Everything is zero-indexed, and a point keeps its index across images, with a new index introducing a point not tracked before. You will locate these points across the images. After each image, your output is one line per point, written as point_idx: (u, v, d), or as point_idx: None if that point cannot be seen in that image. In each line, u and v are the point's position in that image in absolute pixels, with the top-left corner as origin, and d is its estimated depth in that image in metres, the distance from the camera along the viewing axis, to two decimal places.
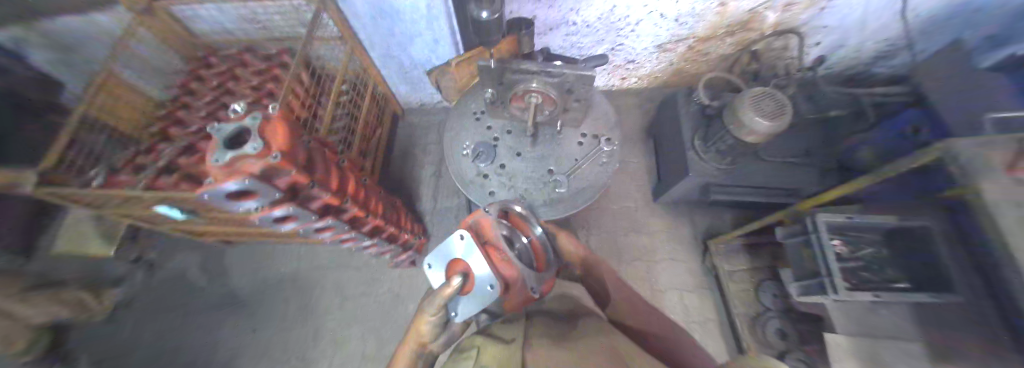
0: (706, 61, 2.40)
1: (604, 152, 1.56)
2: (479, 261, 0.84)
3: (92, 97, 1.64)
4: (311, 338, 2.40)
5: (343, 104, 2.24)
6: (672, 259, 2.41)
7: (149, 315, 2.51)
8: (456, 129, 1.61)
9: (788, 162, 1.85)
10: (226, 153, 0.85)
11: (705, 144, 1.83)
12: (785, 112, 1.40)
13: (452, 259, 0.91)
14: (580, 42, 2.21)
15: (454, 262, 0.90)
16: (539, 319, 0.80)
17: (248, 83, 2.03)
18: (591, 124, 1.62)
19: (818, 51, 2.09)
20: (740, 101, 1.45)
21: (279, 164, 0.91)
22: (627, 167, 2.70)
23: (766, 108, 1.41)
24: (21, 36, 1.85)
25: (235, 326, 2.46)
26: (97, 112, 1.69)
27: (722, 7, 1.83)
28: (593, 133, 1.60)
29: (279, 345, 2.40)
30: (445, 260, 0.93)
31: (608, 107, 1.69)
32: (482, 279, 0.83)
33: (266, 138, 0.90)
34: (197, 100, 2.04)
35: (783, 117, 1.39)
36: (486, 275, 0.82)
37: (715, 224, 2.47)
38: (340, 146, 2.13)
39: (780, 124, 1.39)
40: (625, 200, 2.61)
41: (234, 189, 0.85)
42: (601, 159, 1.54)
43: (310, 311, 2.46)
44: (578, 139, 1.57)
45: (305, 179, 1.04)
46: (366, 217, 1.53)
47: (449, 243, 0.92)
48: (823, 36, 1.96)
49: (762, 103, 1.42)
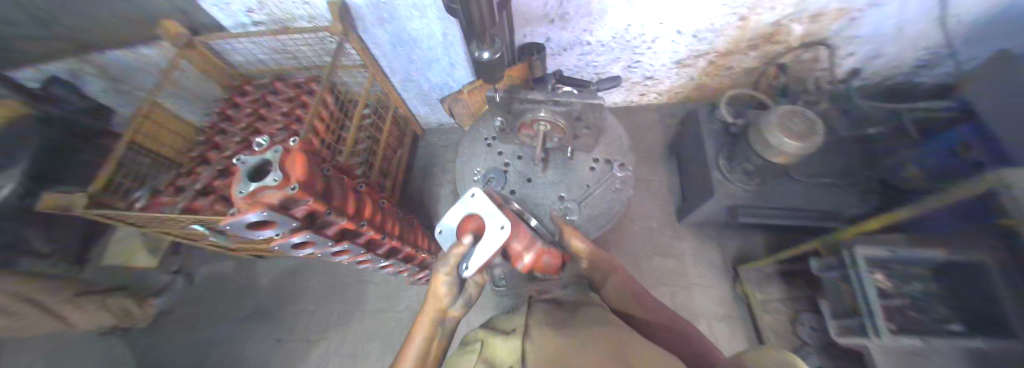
0: (728, 75, 2.30)
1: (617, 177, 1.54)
2: (492, 215, 1.13)
3: (141, 126, 1.80)
4: (331, 352, 2.42)
5: (364, 127, 2.34)
6: (699, 284, 2.26)
7: (181, 326, 2.60)
8: (468, 154, 1.62)
9: (823, 184, 1.71)
10: (249, 184, 0.90)
11: (730, 163, 1.73)
12: (816, 132, 1.29)
13: (466, 218, 1.18)
14: (595, 60, 2.20)
15: (466, 222, 1.17)
16: (536, 331, 0.80)
17: (278, 110, 2.18)
18: (603, 148, 1.60)
19: (853, 62, 1.94)
20: (766, 120, 1.36)
21: (296, 195, 0.93)
22: (647, 186, 2.61)
23: (794, 127, 1.31)
24: (80, 70, 2.04)
25: (260, 338, 2.53)
26: (144, 140, 1.84)
27: (742, 21, 1.75)
28: (605, 158, 1.57)
29: (300, 358, 2.44)
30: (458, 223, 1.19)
31: (621, 130, 1.66)
32: (494, 226, 1.09)
33: (286, 170, 0.94)
34: (233, 127, 2.21)
35: (814, 137, 1.28)
36: (498, 221, 1.08)
37: (745, 247, 2.30)
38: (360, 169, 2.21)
39: (812, 145, 1.28)
40: (646, 220, 2.50)
41: (254, 220, 0.89)
42: (613, 186, 1.52)
43: (331, 327, 2.50)
44: (590, 164, 1.54)
45: (323, 207, 1.07)
46: (383, 239, 1.53)
47: (462, 209, 1.19)
48: (856, 47, 1.83)
49: (790, 122, 1.32)
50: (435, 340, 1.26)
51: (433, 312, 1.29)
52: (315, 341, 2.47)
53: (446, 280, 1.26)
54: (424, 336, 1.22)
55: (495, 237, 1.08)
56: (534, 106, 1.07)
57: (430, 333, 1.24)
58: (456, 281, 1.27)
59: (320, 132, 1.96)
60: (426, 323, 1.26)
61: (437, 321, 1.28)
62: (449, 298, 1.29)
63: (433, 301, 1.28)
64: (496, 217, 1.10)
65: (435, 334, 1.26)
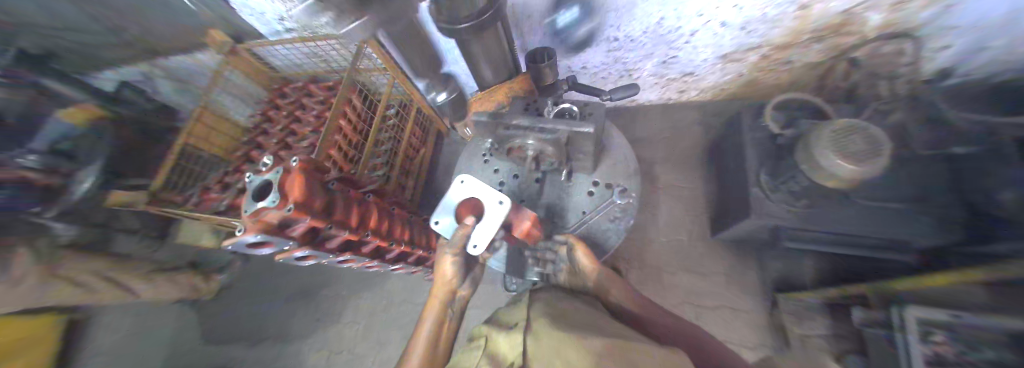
0: (788, 71, 1.90)
1: (616, 204, 1.47)
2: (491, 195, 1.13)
3: (190, 129, 2.05)
4: (356, 335, 2.49)
5: (388, 128, 2.42)
6: (728, 309, 2.03)
7: (230, 296, 2.81)
8: (466, 170, 1.62)
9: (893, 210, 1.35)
10: (254, 203, 0.96)
11: (773, 180, 1.49)
12: (881, 154, 1.01)
13: (463, 201, 1.14)
14: (624, 57, 1.99)
15: (465, 205, 1.14)
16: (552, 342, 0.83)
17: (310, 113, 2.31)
18: (605, 171, 1.53)
19: (942, 57, 1.41)
20: (818, 136, 1.11)
21: (292, 215, 0.97)
22: (677, 194, 2.40)
23: (851, 147, 1.04)
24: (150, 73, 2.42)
25: (296, 314, 2.66)
26: (195, 141, 2.10)
27: (803, 10, 1.40)
28: (605, 182, 1.51)
29: (329, 338, 2.53)
30: (454, 207, 1.16)
31: (626, 153, 1.58)
32: (492, 202, 1.10)
33: (285, 190, 0.98)
34: (274, 127, 2.40)
35: (874, 161, 1.01)
36: (496, 197, 1.11)
37: (792, 273, 1.98)
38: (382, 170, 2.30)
39: (872, 169, 1.02)
40: (675, 232, 2.29)
41: (254, 239, 0.96)
42: (611, 214, 1.47)
43: (357, 311, 2.56)
44: (589, 188, 1.49)
45: (322, 223, 1.11)
46: (391, 247, 1.57)
47: (454, 195, 1.16)
48: (948, 38, 1.32)
49: (847, 140, 1.06)
50: (445, 319, 1.24)
51: (441, 293, 1.27)
52: (344, 324, 2.56)
53: (452, 261, 1.23)
54: (435, 318, 1.21)
55: (497, 212, 1.09)
56: (517, 131, 0.99)
57: (442, 313, 1.23)
58: (461, 262, 1.25)
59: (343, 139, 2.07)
60: (435, 306, 1.25)
61: (446, 302, 1.26)
62: (455, 278, 1.27)
63: (442, 280, 1.26)
64: (491, 193, 1.11)
65: (446, 315, 1.25)
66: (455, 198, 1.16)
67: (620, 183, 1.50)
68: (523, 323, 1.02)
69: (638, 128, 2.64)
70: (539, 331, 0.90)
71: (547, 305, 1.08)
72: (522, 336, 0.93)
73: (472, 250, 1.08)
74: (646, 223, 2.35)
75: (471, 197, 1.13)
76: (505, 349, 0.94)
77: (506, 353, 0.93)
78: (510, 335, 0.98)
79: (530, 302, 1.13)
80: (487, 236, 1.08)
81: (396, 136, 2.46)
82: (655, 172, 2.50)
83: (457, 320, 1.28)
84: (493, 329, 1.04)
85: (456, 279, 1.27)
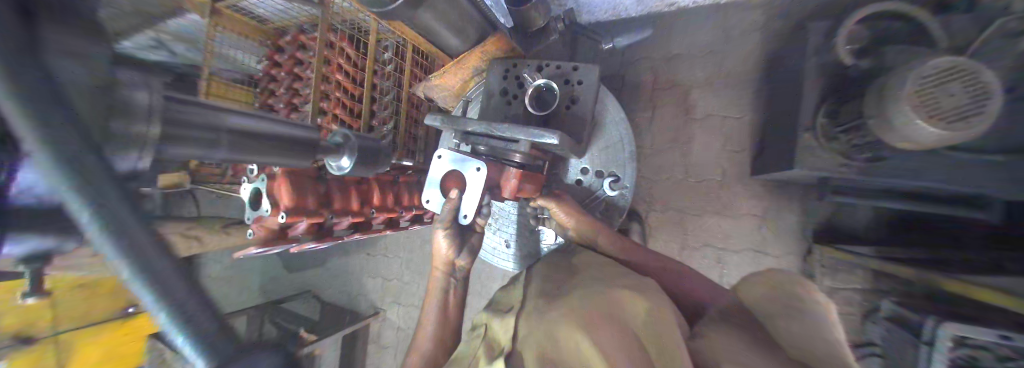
0: None
1: (606, 198, 1.10)
2: (464, 158, 0.78)
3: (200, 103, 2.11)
4: (401, 266, 2.75)
5: (387, 75, 2.09)
6: None
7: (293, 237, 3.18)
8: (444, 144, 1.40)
9: (980, 163, 1.05)
10: (255, 210, 1.14)
11: (835, 125, 1.17)
12: (980, 110, 0.78)
13: (441, 178, 0.81)
14: None
15: (444, 182, 0.81)
16: (531, 302, 0.81)
17: (304, 70, 2.15)
18: (595, 153, 1.09)
19: None
20: (896, 87, 0.85)
21: (286, 220, 1.12)
22: (722, 128, 1.82)
23: (939, 103, 0.80)
24: None
25: (349, 249, 2.98)
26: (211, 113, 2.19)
27: None
28: (596, 167, 1.09)
29: (379, 268, 2.84)
30: (435, 186, 0.81)
31: (626, 121, 1.08)
32: (468, 170, 0.78)
33: (275, 197, 1.12)
34: (278, 88, 2.31)
35: (965, 121, 0.79)
36: (472, 161, 0.77)
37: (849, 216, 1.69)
38: (391, 122, 2.08)
39: (955, 133, 0.80)
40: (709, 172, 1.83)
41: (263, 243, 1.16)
42: (598, 209, 1.10)
43: (399, 246, 2.75)
44: (576, 176, 1.10)
45: (321, 218, 1.24)
46: (401, 215, 1.62)
47: (428, 177, 0.82)
48: None
49: (937, 92, 0.80)
50: (452, 288, 1.00)
51: (439, 269, 1.00)
52: (392, 258, 2.78)
53: (444, 237, 0.93)
54: (442, 290, 0.99)
55: (475, 180, 0.77)
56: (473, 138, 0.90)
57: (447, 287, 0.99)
58: (455, 238, 0.95)
59: (344, 97, 2.00)
60: (436, 280, 1.00)
61: (448, 276, 1.00)
62: (451, 251, 0.95)
63: (438, 255, 0.97)
64: (465, 158, 0.78)
65: (450, 283, 1.00)
66: (431, 176, 0.81)
67: (613, 171, 1.09)
68: (516, 305, 0.84)
69: (680, 41, 1.90)
70: (530, 307, 0.79)
71: (537, 273, 0.94)
72: (512, 318, 0.79)
73: (462, 220, 0.81)
74: (680, 163, 1.88)
75: (451, 169, 0.80)
76: (500, 332, 0.79)
77: (499, 336, 0.78)
78: (505, 318, 0.82)
79: (525, 277, 0.96)
80: (475, 203, 0.78)
81: (397, 81, 2.10)
82: (692, 99, 1.87)
83: (464, 288, 1.03)
84: (490, 316, 0.86)
85: (453, 253, 0.96)
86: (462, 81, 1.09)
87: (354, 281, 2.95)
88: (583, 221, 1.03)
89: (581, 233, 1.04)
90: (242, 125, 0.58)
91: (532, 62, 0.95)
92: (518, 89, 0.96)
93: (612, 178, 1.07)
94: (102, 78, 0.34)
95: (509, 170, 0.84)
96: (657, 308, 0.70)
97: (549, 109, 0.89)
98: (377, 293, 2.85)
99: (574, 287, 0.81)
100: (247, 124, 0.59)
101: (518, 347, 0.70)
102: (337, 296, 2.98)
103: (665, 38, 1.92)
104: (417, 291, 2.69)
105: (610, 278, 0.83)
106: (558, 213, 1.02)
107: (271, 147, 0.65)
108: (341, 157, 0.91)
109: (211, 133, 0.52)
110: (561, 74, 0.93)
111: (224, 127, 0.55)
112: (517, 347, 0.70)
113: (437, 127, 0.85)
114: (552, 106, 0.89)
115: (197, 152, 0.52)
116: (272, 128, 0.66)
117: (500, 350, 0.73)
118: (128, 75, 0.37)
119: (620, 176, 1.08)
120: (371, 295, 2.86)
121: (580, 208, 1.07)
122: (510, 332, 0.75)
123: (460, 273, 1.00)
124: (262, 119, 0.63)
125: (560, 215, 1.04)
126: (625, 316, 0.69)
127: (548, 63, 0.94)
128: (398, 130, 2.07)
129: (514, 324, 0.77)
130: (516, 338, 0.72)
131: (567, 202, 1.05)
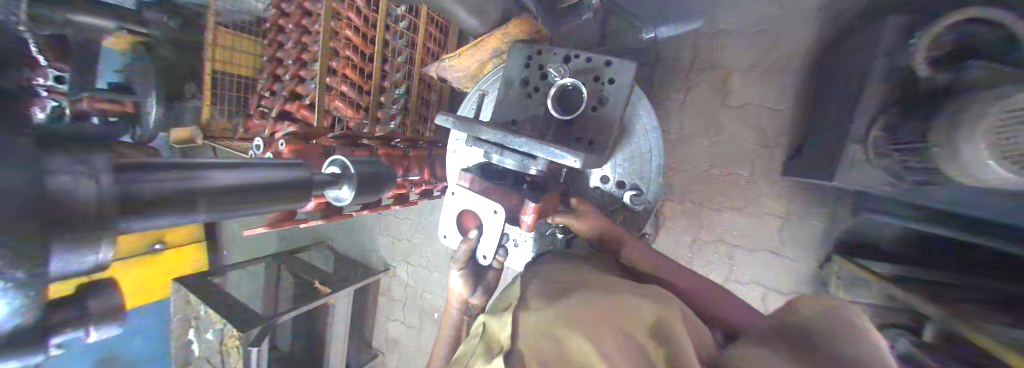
0: None
1: (628, 209, 1.02)
2: (476, 201, 0.75)
3: (211, 53, 2.15)
4: (411, 229, 2.82)
5: (401, 34, 1.95)
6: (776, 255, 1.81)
7: None
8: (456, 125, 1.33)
9: None
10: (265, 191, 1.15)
11: (892, 140, 1.04)
12: None
13: (459, 216, 0.79)
14: None
15: (460, 220, 0.79)
16: (533, 297, 0.69)
17: (312, 24, 2.01)
18: (620, 158, 1.01)
19: None
20: (978, 120, 0.76)
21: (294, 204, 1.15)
22: (760, 121, 1.65)
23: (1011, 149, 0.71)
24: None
25: None
26: (219, 65, 2.18)
27: None
28: (618, 175, 1.02)
29: (389, 228, 2.93)
30: (452, 222, 0.79)
31: (657, 123, 0.99)
32: (485, 212, 0.74)
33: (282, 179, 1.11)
34: (286, 40, 2.19)
35: None
36: (488, 204, 0.74)
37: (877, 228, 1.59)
38: (403, 86, 1.98)
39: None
40: (736, 169, 1.71)
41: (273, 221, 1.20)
42: (616, 218, 1.03)
43: (409, 211, 2.79)
44: (597, 183, 1.04)
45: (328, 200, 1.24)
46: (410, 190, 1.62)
47: (443, 212, 0.79)
48: None
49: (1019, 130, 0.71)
50: (465, 322, 0.90)
51: (451, 308, 0.90)
52: (403, 220, 2.85)
53: (458, 276, 0.83)
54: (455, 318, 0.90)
55: (492, 223, 0.74)
56: (486, 147, 0.82)
57: (459, 311, 0.90)
58: (472, 274, 0.84)
59: (354, 57, 1.87)
60: (450, 307, 0.90)
61: (463, 314, 0.89)
62: (466, 290, 0.85)
63: (453, 293, 0.87)
64: (482, 199, 0.74)
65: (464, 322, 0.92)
66: (447, 214, 0.79)
67: (636, 184, 1.01)
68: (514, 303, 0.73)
69: (726, 16, 1.66)
70: (531, 301, 0.68)
71: (540, 267, 0.88)
72: (512, 313, 0.67)
73: (482, 262, 0.78)
74: (705, 158, 1.76)
75: (467, 208, 0.76)
76: (500, 333, 0.66)
77: (499, 334, 0.66)
78: (502, 316, 0.70)
79: (529, 274, 0.85)
80: (494, 245, 0.76)
81: (411, 41, 1.96)
82: (731, 85, 1.69)
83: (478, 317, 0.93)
84: (487, 314, 0.75)
85: (467, 290, 0.85)
86: (480, 63, 0.99)
87: (366, 237, 3.07)
88: (600, 229, 0.94)
89: (595, 240, 0.96)
90: (220, 183, 0.50)
91: (560, 51, 0.84)
92: (541, 81, 0.86)
93: (634, 191, 0.99)
94: (25, 189, 0.29)
95: (527, 204, 0.77)
96: (663, 311, 0.62)
97: (573, 113, 0.80)
98: (388, 251, 2.96)
99: (587, 290, 0.69)
100: (229, 182, 0.52)
101: (519, 345, 0.57)
102: (351, 249, 3.14)
103: (711, 13, 1.68)
104: (425, 253, 2.77)
105: (623, 285, 0.72)
106: (574, 226, 0.94)
107: (264, 191, 0.58)
108: (340, 188, 0.87)
109: (179, 185, 0.45)
110: (590, 69, 0.83)
111: (198, 188, 0.47)
112: (518, 346, 0.57)
113: (448, 129, 0.78)
114: (578, 110, 0.80)
115: (164, 223, 0.46)
116: (263, 173, 0.60)
117: (499, 351, 0.61)
118: (59, 164, 0.33)
119: (643, 191, 1.00)
120: (382, 252, 2.98)
121: (604, 217, 0.98)
122: (507, 332, 0.63)
123: (473, 312, 0.89)
124: (244, 169, 0.55)
125: (580, 229, 0.94)
126: (628, 318, 0.59)
127: (578, 57, 0.83)
128: (410, 95, 1.98)
129: (513, 317, 0.65)
130: (517, 338, 0.59)
131: (588, 213, 0.95)
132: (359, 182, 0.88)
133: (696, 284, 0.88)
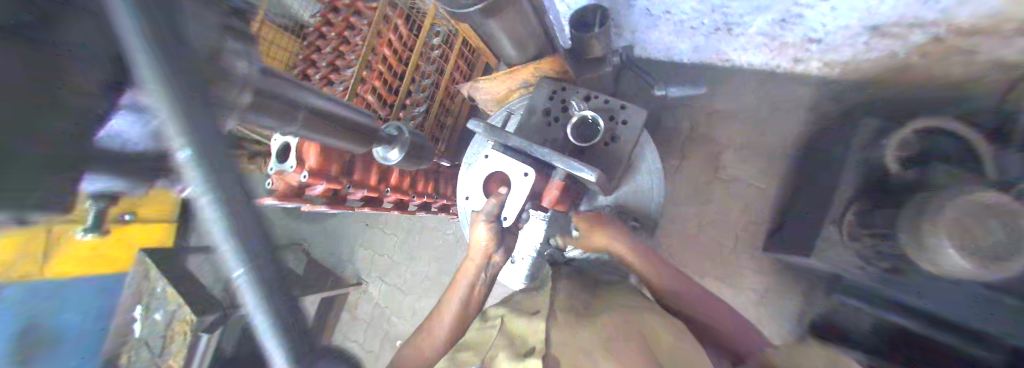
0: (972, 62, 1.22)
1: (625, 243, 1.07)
2: (507, 163, 0.81)
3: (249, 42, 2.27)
4: (396, 245, 2.74)
5: (432, 60, 2.15)
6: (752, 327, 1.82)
7: None
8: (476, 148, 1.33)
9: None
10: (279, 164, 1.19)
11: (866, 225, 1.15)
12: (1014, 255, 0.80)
13: (486, 178, 0.86)
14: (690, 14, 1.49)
15: (488, 180, 0.86)
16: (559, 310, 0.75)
17: (355, 37, 2.19)
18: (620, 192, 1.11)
19: None
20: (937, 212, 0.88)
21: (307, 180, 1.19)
22: (745, 195, 1.78)
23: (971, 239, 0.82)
24: None
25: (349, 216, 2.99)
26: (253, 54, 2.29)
27: None
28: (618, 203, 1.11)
29: (372, 241, 2.86)
30: (477, 183, 0.88)
31: (659, 167, 1.09)
32: (515, 174, 0.80)
33: (302, 155, 1.17)
34: (325, 46, 2.35)
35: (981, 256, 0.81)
36: (520, 166, 0.80)
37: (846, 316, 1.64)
38: (423, 105, 2.11)
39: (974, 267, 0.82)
40: (720, 235, 1.80)
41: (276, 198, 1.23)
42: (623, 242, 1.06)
43: (398, 227, 2.75)
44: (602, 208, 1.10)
45: (339, 186, 1.30)
46: (412, 200, 1.65)
47: (475, 173, 0.87)
48: None
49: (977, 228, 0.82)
50: (479, 287, 0.87)
51: (464, 272, 0.87)
52: (389, 235, 2.78)
53: (484, 227, 0.83)
54: (466, 289, 0.87)
55: (520, 185, 0.80)
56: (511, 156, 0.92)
57: (476, 281, 0.87)
58: (497, 231, 0.83)
59: (387, 71, 2.00)
60: (464, 274, 0.87)
61: (480, 271, 0.87)
62: (491, 243, 0.84)
63: (475, 246, 0.85)
64: (513, 162, 0.80)
65: (479, 280, 0.87)
66: (478, 174, 0.87)
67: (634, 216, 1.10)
68: (542, 309, 0.77)
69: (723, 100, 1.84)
70: (557, 314, 0.73)
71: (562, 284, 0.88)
72: (544, 320, 0.72)
73: (504, 223, 0.82)
74: (693, 219, 1.85)
75: (497, 169, 0.84)
76: (525, 332, 0.72)
77: (526, 335, 0.71)
78: (531, 318, 0.74)
79: (551, 288, 0.87)
80: (518, 207, 0.81)
81: (439, 68, 2.14)
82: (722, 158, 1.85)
83: (489, 288, 0.90)
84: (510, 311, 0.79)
85: (492, 245, 0.84)
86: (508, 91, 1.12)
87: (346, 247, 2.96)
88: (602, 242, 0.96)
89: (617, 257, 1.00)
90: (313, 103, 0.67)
91: (584, 89, 0.96)
92: (562, 112, 0.96)
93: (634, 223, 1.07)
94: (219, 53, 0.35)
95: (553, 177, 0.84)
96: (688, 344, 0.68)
97: (589, 141, 0.89)
98: (366, 265, 2.84)
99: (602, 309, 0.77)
100: (316, 102, 0.68)
101: (552, 349, 0.63)
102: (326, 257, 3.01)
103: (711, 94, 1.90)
104: (404, 272, 2.67)
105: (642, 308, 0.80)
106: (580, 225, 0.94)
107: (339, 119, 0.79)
108: (390, 149, 1.12)
109: (290, 108, 0.60)
110: (607, 109, 0.94)
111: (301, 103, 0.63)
112: (551, 350, 0.64)
113: (478, 134, 0.86)
114: (595, 139, 0.89)
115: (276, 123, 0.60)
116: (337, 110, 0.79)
117: (530, 349, 0.66)
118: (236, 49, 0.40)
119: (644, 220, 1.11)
120: (359, 265, 2.86)
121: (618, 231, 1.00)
122: (538, 333, 0.69)
123: (493, 269, 0.87)
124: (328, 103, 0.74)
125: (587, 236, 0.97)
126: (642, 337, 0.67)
127: (597, 96, 0.96)
128: (427, 115, 2.10)
129: (544, 325, 0.70)
130: (549, 340, 0.65)
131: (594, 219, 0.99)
132: (409, 149, 1.13)
133: (684, 288, 0.94)
